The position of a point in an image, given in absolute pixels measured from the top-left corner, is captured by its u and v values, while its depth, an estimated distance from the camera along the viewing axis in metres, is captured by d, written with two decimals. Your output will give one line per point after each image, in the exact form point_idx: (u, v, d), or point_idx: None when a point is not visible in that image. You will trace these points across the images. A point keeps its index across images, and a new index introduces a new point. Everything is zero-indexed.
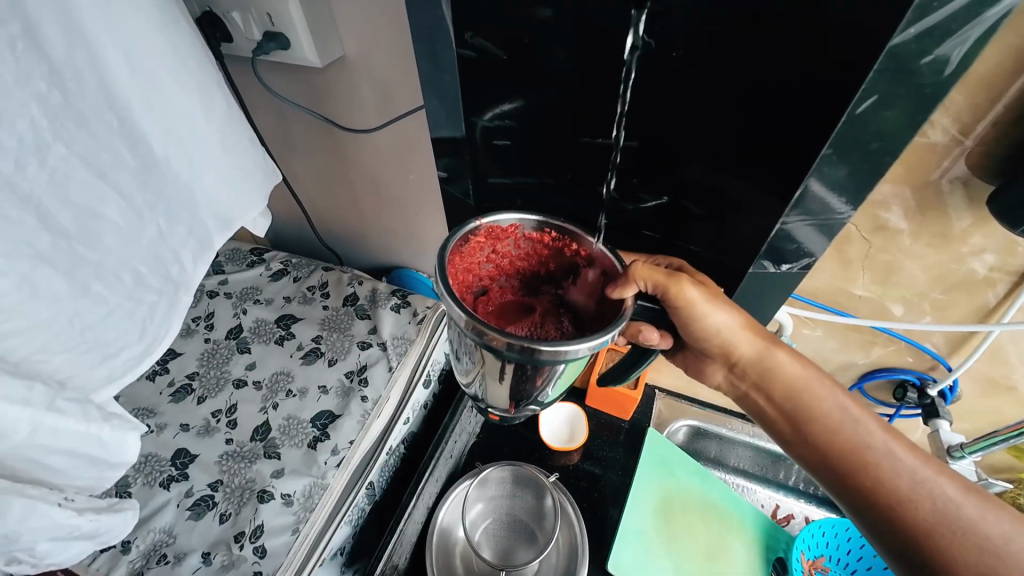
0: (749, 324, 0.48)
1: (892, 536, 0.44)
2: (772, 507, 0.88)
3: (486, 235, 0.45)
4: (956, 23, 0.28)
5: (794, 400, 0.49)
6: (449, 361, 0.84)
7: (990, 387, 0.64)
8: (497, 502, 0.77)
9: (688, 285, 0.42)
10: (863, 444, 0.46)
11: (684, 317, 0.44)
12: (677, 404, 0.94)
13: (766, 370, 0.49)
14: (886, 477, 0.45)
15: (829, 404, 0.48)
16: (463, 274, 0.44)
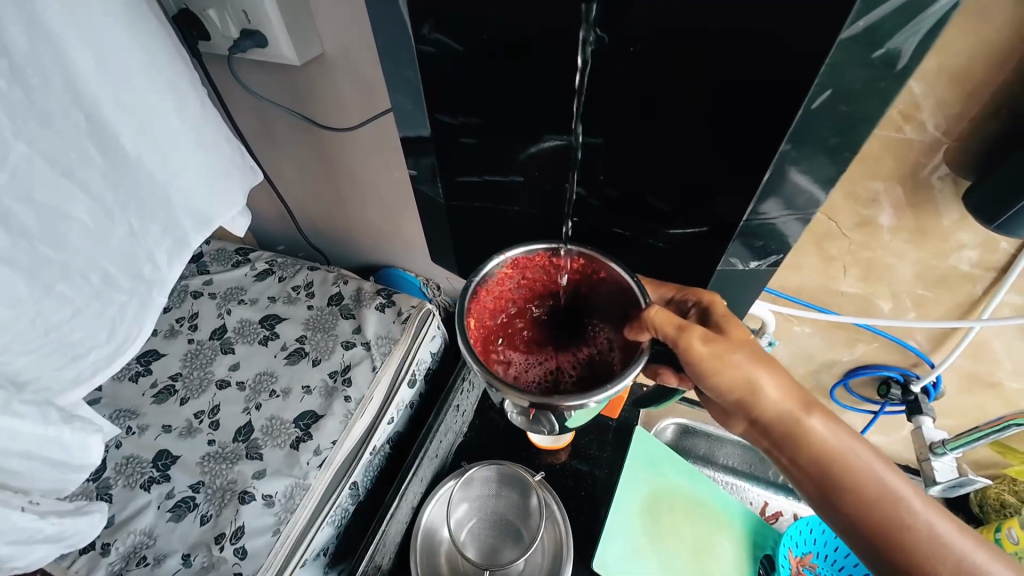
0: (776, 380, 0.44)
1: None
2: (761, 505, 0.89)
3: (514, 266, 0.45)
4: (903, 16, 0.27)
5: (825, 467, 0.44)
6: (435, 358, 0.83)
7: (974, 384, 0.64)
8: (482, 501, 0.77)
9: (699, 341, 0.41)
10: (902, 521, 0.43)
11: (702, 371, 0.43)
12: (666, 403, 0.95)
13: (794, 432, 0.45)
14: (931, 559, 0.42)
15: (866, 473, 0.44)
16: (492, 304, 0.45)
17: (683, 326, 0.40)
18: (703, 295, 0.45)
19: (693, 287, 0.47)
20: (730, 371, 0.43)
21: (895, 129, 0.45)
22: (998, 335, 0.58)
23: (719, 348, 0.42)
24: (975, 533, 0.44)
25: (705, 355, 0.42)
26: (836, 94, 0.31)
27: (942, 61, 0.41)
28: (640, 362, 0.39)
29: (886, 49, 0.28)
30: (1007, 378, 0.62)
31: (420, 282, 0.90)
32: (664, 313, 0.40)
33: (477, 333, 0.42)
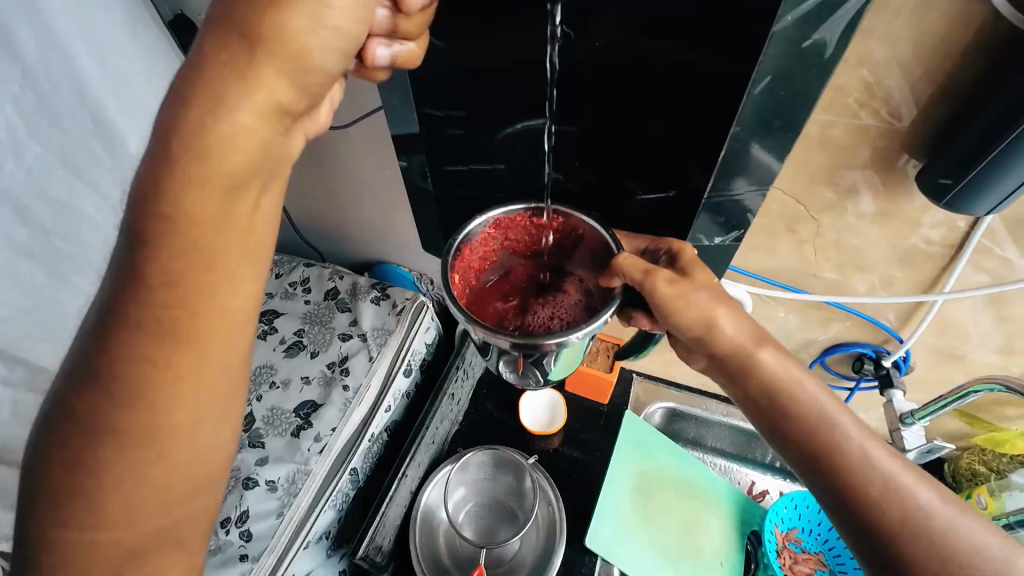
0: (733, 316, 0.46)
1: (862, 549, 0.42)
2: (748, 484, 0.93)
3: (494, 229, 0.49)
4: (826, 11, 0.31)
5: (774, 399, 0.46)
6: (430, 350, 0.86)
7: (940, 358, 0.68)
8: (478, 486, 0.80)
9: (665, 282, 0.43)
10: (838, 445, 0.43)
11: (663, 310, 0.45)
12: (653, 387, 0.96)
13: (746, 362, 0.46)
14: (859, 480, 0.42)
15: (812, 403, 0.45)
16: (477, 262, 0.50)
17: (649, 270, 0.43)
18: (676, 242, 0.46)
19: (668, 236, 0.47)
20: (693, 310, 0.44)
21: (853, 117, 0.49)
22: (960, 310, 0.62)
23: (681, 288, 0.44)
24: (911, 463, 0.43)
25: (670, 297, 0.43)
26: (774, 80, 0.35)
27: (893, 52, 0.44)
28: (610, 309, 0.43)
29: (812, 38, 0.32)
30: (970, 351, 0.66)
31: (414, 277, 0.93)
32: (631, 261, 0.43)
33: (462, 287, 0.47)
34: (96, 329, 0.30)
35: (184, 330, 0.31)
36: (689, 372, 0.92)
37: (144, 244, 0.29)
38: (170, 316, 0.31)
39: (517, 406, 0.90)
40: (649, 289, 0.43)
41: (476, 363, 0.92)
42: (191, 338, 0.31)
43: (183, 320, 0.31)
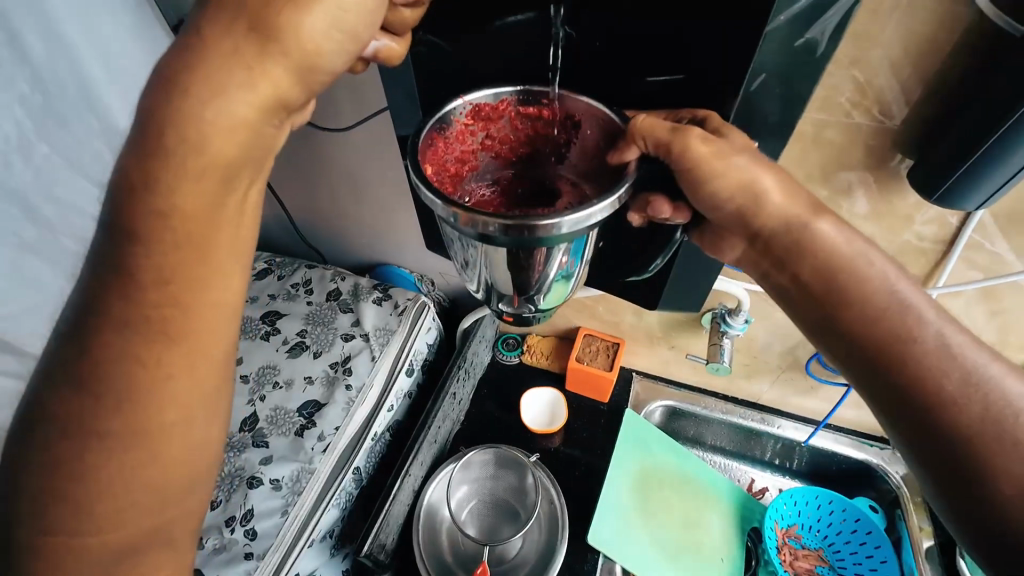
0: (781, 181, 0.41)
1: (928, 453, 0.34)
2: (748, 481, 0.94)
3: (470, 120, 0.44)
4: (813, 14, 0.35)
5: (831, 284, 0.40)
6: (431, 350, 0.87)
7: None
8: (481, 484, 0.81)
9: (697, 140, 0.38)
10: (908, 327, 0.36)
11: (696, 175, 0.40)
12: (653, 386, 0.97)
13: (800, 240, 0.41)
14: (935, 367, 0.35)
15: (879, 281, 0.39)
16: (454, 163, 0.45)
17: (675, 128, 0.38)
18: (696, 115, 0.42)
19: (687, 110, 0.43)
20: (730, 171, 0.39)
21: (846, 115, 0.50)
22: (953, 305, 0.63)
23: (719, 147, 0.39)
24: (1000, 354, 0.36)
25: (707, 156, 0.38)
26: (769, 78, 0.38)
27: (883, 51, 0.45)
28: (626, 184, 0.37)
29: (807, 37, 0.36)
30: None
31: (415, 277, 0.94)
32: (654, 120, 0.39)
33: (438, 181, 0.42)
34: (92, 327, 0.29)
35: (185, 327, 0.31)
36: (687, 370, 0.93)
37: (147, 240, 0.29)
38: (161, 316, 0.30)
39: (518, 405, 0.91)
40: (677, 151, 0.39)
41: (477, 364, 0.93)
42: (191, 336, 0.31)
43: (177, 318, 0.30)
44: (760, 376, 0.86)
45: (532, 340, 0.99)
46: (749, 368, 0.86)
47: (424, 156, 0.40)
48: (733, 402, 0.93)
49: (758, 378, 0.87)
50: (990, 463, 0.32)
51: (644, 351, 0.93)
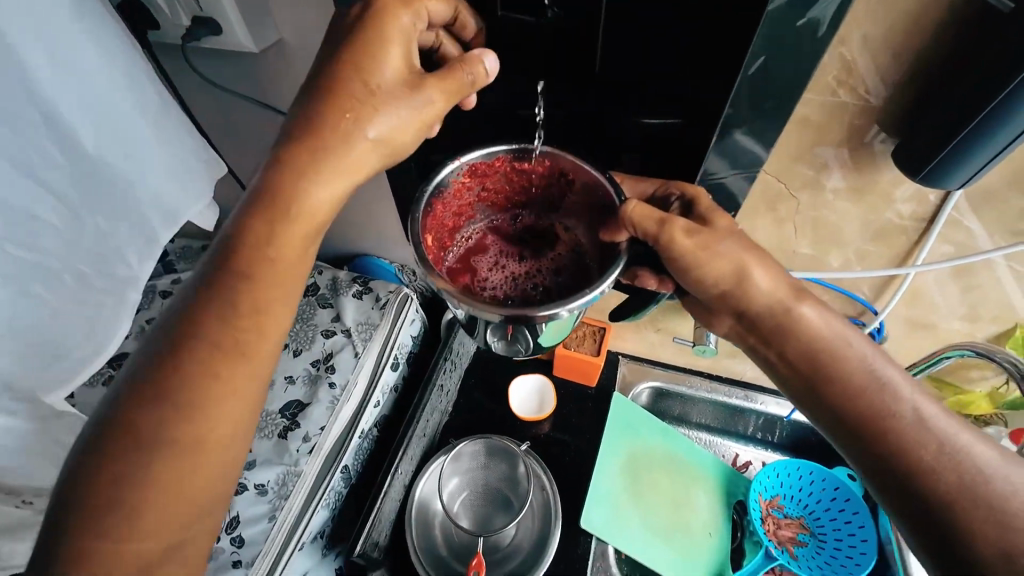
0: (769, 272, 0.46)
1: (915, 518, 0.40)
2: (732, 456, 0.96)
3: (468, 174, 0.49)
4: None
5: (816, 364, 0.45)
6: (416, 342, 0.86)
7: (911, 328, 0.71)
8: (473, 475, 0.80)
9: (682, 233, 0.44)
10: (885, 404, 0.43)
11: (684, 263, 0.45)
12: (641, 368, 0.97)
13: (786, 319, 0.46)
14: (913, 440, 0.41)
15: (862, 365, 0.45)
16: (452, 216, 0.52)
17: (662, 220, 0.43)
18: (688, 187, 0.47)
19: (677, 181, 0.49)
20: (717, 260, 0.44)
21: (832, 94, 0.49)
22: (930, 281, 0.64)
23: (703, 238, 0.44)
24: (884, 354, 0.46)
25: (690, 248, 0.44)
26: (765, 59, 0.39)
27: (871, 27, 0.44)
28: (615, 269, 0.43)
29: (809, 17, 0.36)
30: (939, 319, 0.69)
31: (397, 268, 0.92)
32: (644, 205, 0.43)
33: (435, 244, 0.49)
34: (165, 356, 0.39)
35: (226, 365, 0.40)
36: (673, 351, 0.93)
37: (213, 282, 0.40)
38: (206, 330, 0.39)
39: (507, 394, 0.91)
40: (665, 240, 0.44)
41: (463, 353, 0.93)
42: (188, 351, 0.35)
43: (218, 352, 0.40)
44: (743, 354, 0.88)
45: None
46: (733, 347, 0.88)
47: (428, 214, 0.46)
48: (718, 380, 0.94)
49: (742, 357, 0.89)
50: (961, 536, 0.38)
51: (632, 335, 0.93)
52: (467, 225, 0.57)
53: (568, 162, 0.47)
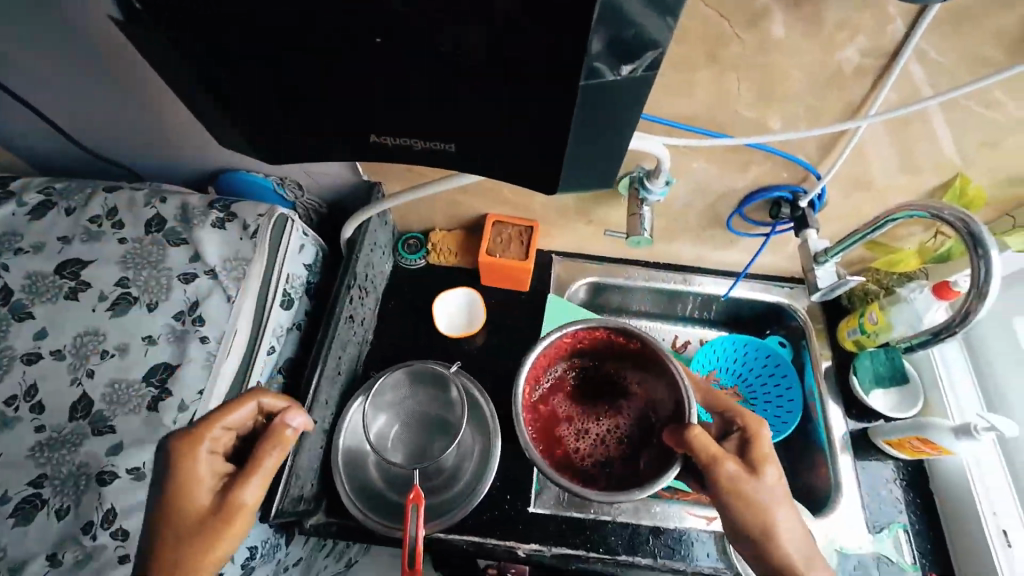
0: (773, 466, 0.55)
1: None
2: (672, 338, 0.94)
3: (573, 335, 0.67)
4: None
5: (726, 497, 0.54)
6: (308, 271, 0.73)
7: (854, 189, 0.65)
8: (401, 407, 0.74)
9: (730, 464, 0.54)
10: (814, 569, 0.53)
11: (728, 483, 0.54)
12: (575, 265, 0.90)
13: (734, 494, 0.54)
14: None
15: (797, 520, 0.54)
16: (536, 371, 0.67)
17: (716, 456, 0.54)
18: (752, 423, 0.58)
19: (751, 417, 0.58)
20: (752, 513, 0.53)
21: None
22: (878, 137, 0.57)
23: (745, 483, 0.54)
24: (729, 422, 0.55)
25: (732, 488, 0.54)
26: None
27: None
28: (672, 474, 0.57)
29: None
30: (884, 176, 0.62)
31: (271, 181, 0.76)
32: (705, 434, 0.55)
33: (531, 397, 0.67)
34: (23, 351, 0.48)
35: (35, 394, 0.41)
36: (607, 244, 0.86)
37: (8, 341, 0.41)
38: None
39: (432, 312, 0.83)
40: (712, 474, 0.54)
41: (373, 276, 0.82)
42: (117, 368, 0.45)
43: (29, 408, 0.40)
44: (680, 238, 0.82)
45: (436, 237, 0.87)
46: (669, 232, 0.81)
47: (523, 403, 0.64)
48: (656, 267, 0.89)
49: (678, 240, 0.83)
50: None
51: (563, 231, 0.85)
52: (552, 371, 0.70)
53: (657, 353, 0.64)
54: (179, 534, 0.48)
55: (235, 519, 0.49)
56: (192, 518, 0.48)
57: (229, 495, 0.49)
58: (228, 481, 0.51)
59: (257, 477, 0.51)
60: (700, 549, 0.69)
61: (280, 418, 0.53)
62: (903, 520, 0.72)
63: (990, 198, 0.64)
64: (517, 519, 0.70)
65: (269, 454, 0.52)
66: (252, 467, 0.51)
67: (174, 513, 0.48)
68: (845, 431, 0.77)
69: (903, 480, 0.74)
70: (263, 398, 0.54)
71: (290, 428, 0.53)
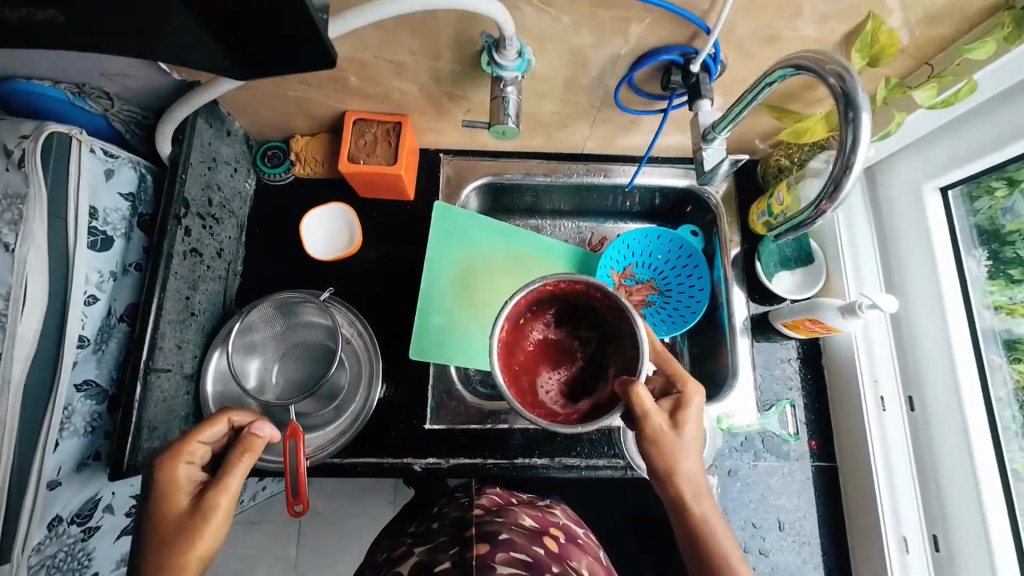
0: (697, 429, 0.53)
1: (689, 533, 0.50)
2: (589, 235, 0.84)
3: (557, 282, 0.55)
4: None
5: (652, 442, 0.51)
6: (130, 201, 0.61)
7: (755, 44, 0.54)
8: (278, 342, 0.68)
9: (686, 427, 0.52)
10: (709, 522, 0.50)
11: (676, 444, 0.51)
12: (466, 164, 0.79)
13: (658, 441, 0.51)
14: (713, 554, 0.49)
15: (701, 476, 0.52)
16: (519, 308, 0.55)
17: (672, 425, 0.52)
18: (690, 389, 0.54)
19: (690, 381, 0.55)
20: (691, 469, 0.51)
21: None
22: None
23: (682, 443, 0.51)
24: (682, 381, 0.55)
25: (679, 447, 0.51)
26: None
27: None
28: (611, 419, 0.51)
29: None
30: (789, 25, 0.51)
31: (74, 98, 0.60)
32: (646, 392, 0.50)
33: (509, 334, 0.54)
34: None
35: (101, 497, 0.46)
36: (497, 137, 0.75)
37: None
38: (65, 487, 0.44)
39: (303, 234, 0.74)
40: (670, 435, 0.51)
41: (227, 199, 0.70)
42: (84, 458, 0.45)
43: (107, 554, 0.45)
44: (575, 123, 0.71)
45: (298, 146, 0.74)
46: (561, 117, 0.69)
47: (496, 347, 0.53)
48: (558, 160, 0.79)
49: (575, 126, 0.72)
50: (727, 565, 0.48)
51: (443, 127, 0.73)
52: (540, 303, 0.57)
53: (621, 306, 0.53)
54: (159, 543, 0.46)
55: (204, 535, 0.46)
56: (172, 520, 0.47)
57: (203, 503, 0.48)
58: (203, 488, 0.49)
59: (226, 494, 0.49)
60: (595, 445, 0.70)
61: (248, 430, 0.53)
62: (792, 396, 0.74)
63: (905, 45, 0.54)
64: (412, 437, 0.69)
65: (241, 472, 0.50)
66: (223, 483, 0.49)
67: (157, 520, 0.47)
68: (747, 314, 0.76)
69: (799, 358, 0.76)
70: (234, 415, 0.54)
71: (259, 438, 0.52)
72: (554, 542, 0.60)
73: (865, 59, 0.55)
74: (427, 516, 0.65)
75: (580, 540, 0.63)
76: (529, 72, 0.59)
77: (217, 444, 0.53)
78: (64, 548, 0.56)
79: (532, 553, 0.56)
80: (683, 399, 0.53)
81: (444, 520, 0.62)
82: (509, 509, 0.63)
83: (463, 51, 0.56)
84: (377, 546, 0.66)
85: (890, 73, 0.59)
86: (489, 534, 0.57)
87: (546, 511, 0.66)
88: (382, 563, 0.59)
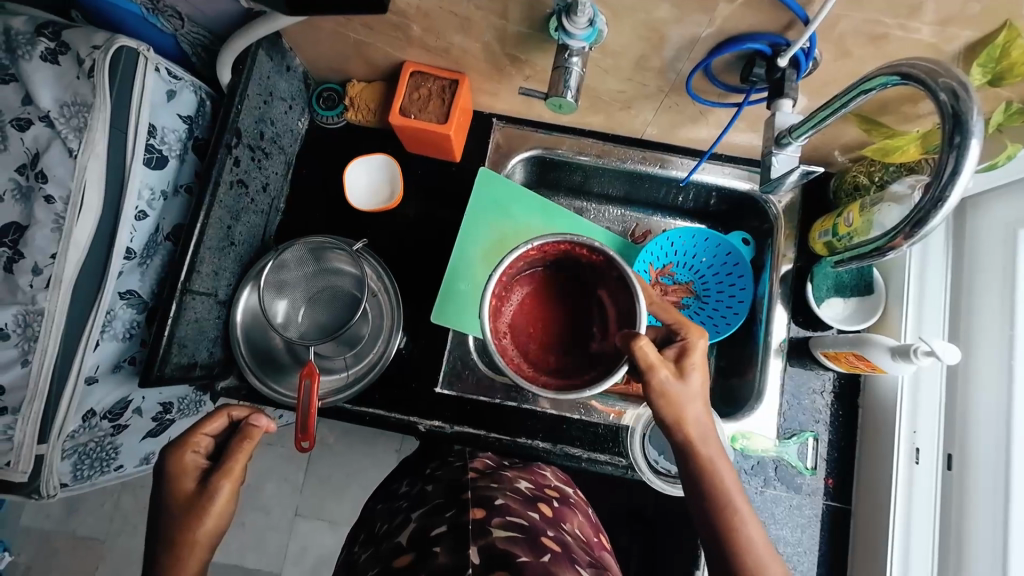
0: (703, 377, 0.49)
1: (701, 504, 0.46)
2: (632, 226, 0.80)
3: (542, 247, 0.53)
4: None
5: (654, 392, 0.48)
6: (188, 123, 0.62)
7: (857, 42, 0.48)
8: (307, 284, 0.71)
9: (691, 373, 0.48)
10: (715, 464, 0.47)
11: (682, 393, 0.48)
12: (518, 133, 0.77)
13: (662, 390, 0.47)
14: (716, 492, 0.46)
15: (708, 422, 0.48)
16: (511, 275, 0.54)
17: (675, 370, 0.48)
18: (692, 334, 0.50)
19: (692, 325, 0.51)
20: (696, 422, 0.47)
21: None
22: None
23: (685, 390, 0.48)
24: (689, 330, 0.51)
25: (681, 394, 0.48)
26: None
27: None
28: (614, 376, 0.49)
29: None
30: (902, 25, 0.45)
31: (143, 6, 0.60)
32: (650, 344, 0.47)
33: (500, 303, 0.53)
34: None
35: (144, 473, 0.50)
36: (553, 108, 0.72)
37: None
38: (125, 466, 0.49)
39: (349, 180, 0.75)
40: (677, 381, 0.48)
41: (278, 134, 0.71)
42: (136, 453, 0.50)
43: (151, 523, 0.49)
44: (639, 105, 0.67)
45: (353, 91, 0.74)
46: (625, 97, 0.65)
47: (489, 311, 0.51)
48: (614, 142, 0.75)
49: (637, 108, 0.68)
50: (740, 541, 0.44)
51: (500, 90, 0.70)
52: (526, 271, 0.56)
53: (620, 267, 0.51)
54: (176, 512, 0.49)
55: (208, 515, 0.49)
56: (182, 500, 0.50)
57: (208, 485, 0.50)
58: (208, 473, 0.51)
59: (229, 478, 0.51)
60: (600, 440, 0.69)
61: (246, 420, 0.54)
62: (817, 430, 0.70)
63: None
64: (421, 398, 0.70)
65: (241, 457, 0.51)
66: (226, 469, 0.51)
67: (170, 495, 0.50)
68: (786, 335, 0.71)
69: (832, 393, 0.71)
70: (234, 410, 0.55)
71: (257, 427, 0.53)
72: (550, 507, 0.58)
73: (987, 75, 0.47)
74: (419, 476, 0.63)
75: (572, 501, 0.62)
76: (598, 44, 0.55)
77: (221, 437, 0.55)
78: (94, 439, 0.61)
79: (527, 518, 0.54)
80: (687, 342, 0.50)
81: (437, 482, 0.60)
82: (502, 473, 0.61)
83: (532, 14, 0.52)
84: (376, 506, 0.64)
85: (1015, 95, 0.51)
86: (485, 499, 0.55)
87: (537, 472, 0.64)
88: (382, 534, 0.57)
